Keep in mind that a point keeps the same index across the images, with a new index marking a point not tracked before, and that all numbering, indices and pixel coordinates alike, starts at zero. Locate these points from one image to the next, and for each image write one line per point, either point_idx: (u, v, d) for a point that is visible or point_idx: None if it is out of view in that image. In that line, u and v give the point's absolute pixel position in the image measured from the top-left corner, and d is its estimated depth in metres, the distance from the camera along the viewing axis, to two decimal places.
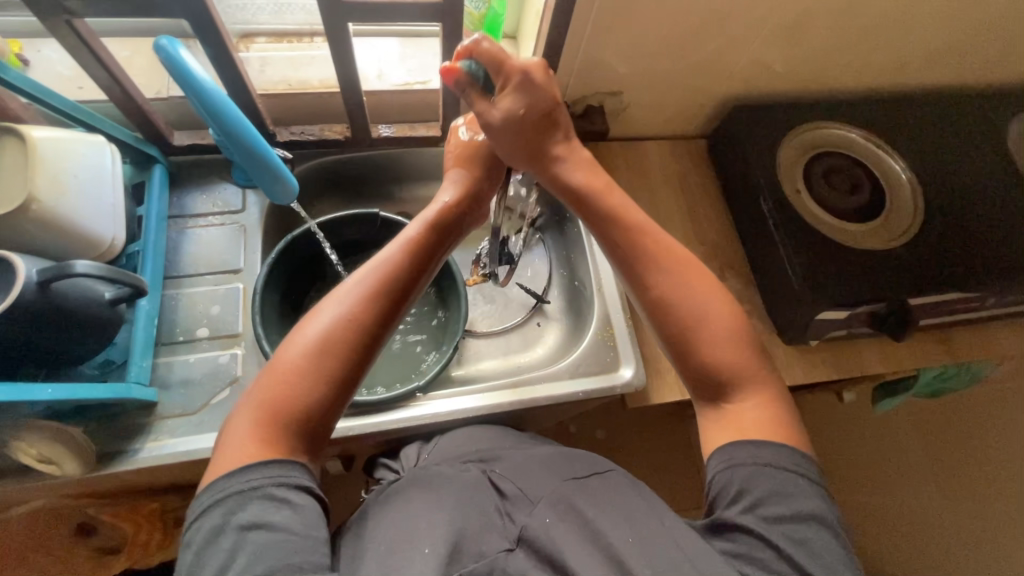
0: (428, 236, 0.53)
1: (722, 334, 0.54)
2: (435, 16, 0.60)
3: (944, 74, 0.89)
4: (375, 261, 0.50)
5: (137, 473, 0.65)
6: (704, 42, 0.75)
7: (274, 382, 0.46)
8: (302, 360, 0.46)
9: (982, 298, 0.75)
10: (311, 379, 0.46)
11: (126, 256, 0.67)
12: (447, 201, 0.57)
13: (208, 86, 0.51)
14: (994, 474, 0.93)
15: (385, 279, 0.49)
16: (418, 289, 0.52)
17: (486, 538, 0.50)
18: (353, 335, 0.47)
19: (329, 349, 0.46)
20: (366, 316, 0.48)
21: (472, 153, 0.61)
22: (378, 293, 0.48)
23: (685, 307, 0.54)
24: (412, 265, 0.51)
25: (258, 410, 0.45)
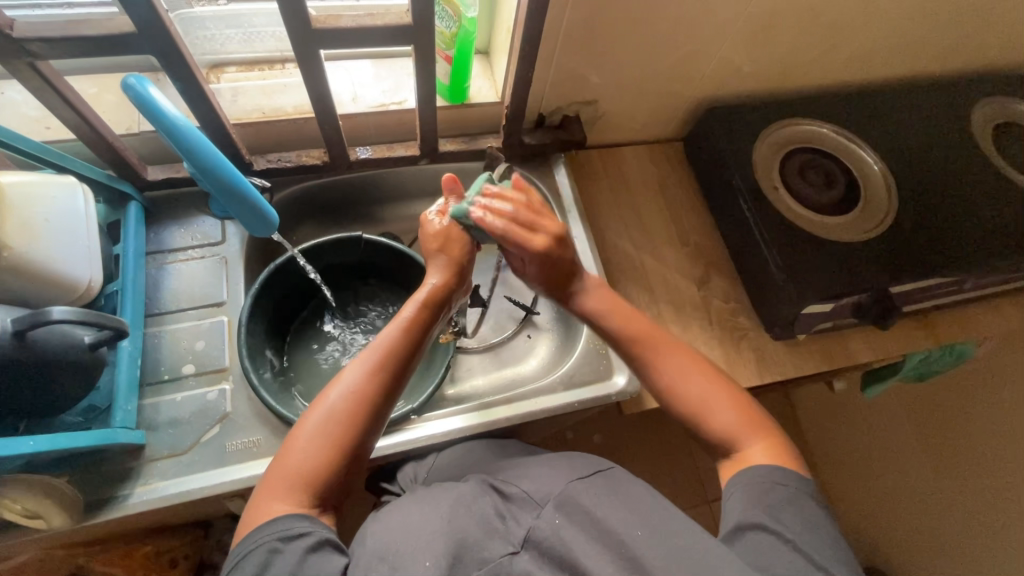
0: (423, 315, 0.57)
1: (719, 396, 0.59)
2: (407, 38, 0.59)
3: (907, 66, 0.91)
4: (375, 344, 0.55)
5: (129, 518, 0.63)
6: (675, 48, 0.77)
7: (295, 449, 0.50)
8: (313, 437, 0.50)
9: (960, 281, 0.77)
10: (321, 456, 0.50)
11: (104, 296, 0.65)
12: (435, 281, 0.59)
13: (179, 122, 0.50)
14: (986, 451, 0.95)
15: (386, 360, 0.54)
16: (416, 362, 0.57)
17: (490, 543, 0.48)
18: (359, 413, 0.51)
19: (338, 426, 0.50)
20: (372, 392, 0.52)
21: (451, 228, 0.60)
22: (383, 369, 0.53)
23: (682, 381, 0.60)
24: (410, 347, 0.55)
25: (273, 488, 0.49)
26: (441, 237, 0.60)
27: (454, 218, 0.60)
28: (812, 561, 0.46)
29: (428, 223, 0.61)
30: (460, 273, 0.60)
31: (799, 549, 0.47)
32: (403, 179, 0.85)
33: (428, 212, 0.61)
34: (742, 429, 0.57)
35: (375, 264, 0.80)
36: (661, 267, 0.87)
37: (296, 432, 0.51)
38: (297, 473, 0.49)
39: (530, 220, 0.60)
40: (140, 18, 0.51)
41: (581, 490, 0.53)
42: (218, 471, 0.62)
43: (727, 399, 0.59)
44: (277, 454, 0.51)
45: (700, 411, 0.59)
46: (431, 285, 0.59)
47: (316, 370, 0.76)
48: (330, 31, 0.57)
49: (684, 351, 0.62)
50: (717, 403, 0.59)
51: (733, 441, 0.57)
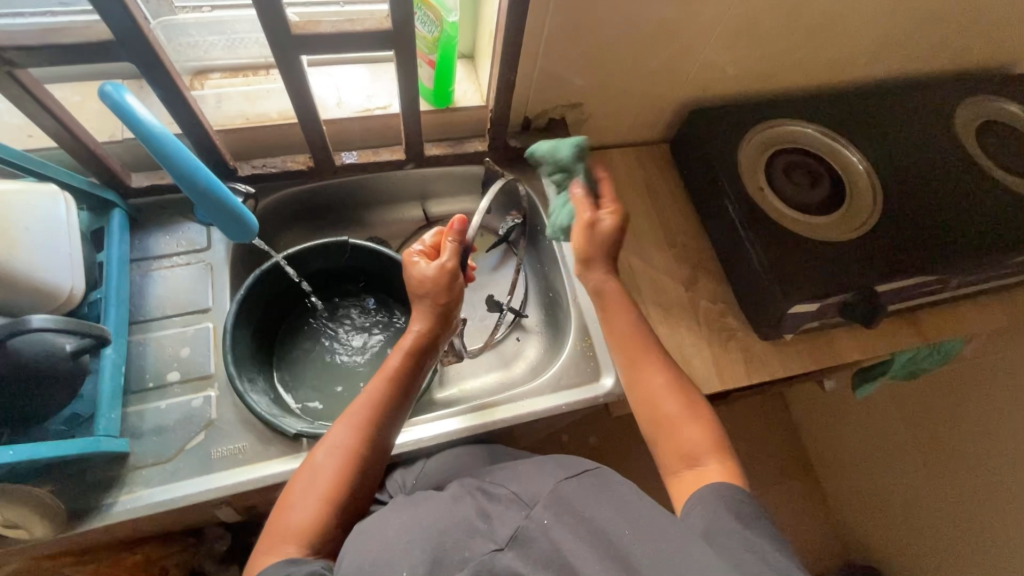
0: (409, 364, 0.59)
1: (689, 418, 0.61)
2: (388, 43, 0.60)
3: (888, 66, 0.92)
4: (365, 396, 0.57)
5: (113, 528, 0.63)
6: (658, 51, 0.77)
7: (290, 500, 0.52)
8: (306, 488, 0.52)
9: (944, 280, 0.77)
10: (316, 506, 0.51)
11: (88, 304, 0.65)
12: (419, 329, 0.60)
13: (156, 130, 0.50)
14: (976, 449, 0.95)
15: (374, 409, 0.56)
16: (403, 410, 0.58)
17: (471, 542, 0.49)
18: (349, 464, 0.53)
19: (332, 476, 0.53)
20: (361, 442, 0.54)
21: (436, 272, 0.59)
22: (371, 420, 0.55)
23: (659, 396, 0.63)
24: (397, 395, 0.58)
25: (268, 541, 0.49)
26: (421, 285, 0.60)
27: (441, 264, 0.60)
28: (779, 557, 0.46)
29: (413, 267, 0.61)
30: (442, 320, 0.61)
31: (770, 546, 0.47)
32: (390, 183, 0.85)
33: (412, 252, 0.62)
34: (705, 448, 0.59)
35: (363, 268, 0.81)
36: (648, 268, 0.87)
37: (291, 486, 0.53)
38: (292, 523, 0.50)
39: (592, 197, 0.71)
40: (117, 26, 0.51)
41: (566, 490, 0.53)
42: (203, 478, 0.61)
43: (698, 423, 0.61)
44: (273, 509, 0.52)
45: (672, 426, 0.61)
46: (415, 333, 0.60)
47: (303, 375, 0.76)
48: (309, 37, 0.57)
49: (666, 369, 0.65)
50: (687, 422, 0.61)
51: (695, 455, 0.58)
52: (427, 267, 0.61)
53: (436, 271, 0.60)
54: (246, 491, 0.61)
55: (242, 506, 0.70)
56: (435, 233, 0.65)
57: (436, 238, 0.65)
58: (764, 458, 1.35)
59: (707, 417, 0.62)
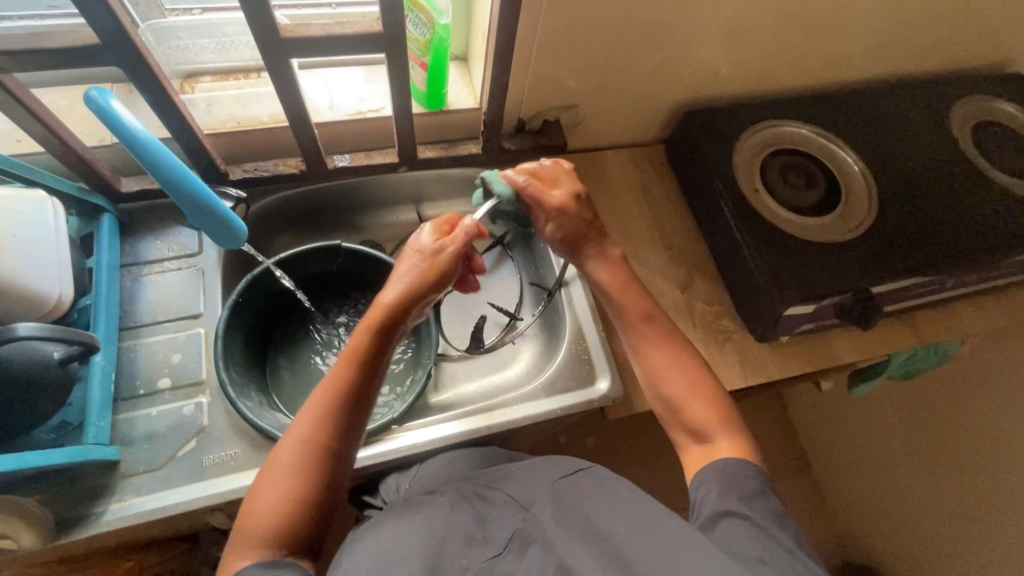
0: (374, 343, 0.55)
1: (695, 391, 0.60)
2: (380, 46, 0.59)
3: (883, 66, 0.92)
4: (324, 382, 0.54)
5: (104, 537, 0.62)
6: (652, 52, 0.77)
7: (258, 496, 0.50)
8: (274, 485, 0.50)
9: (941, 280, 0.77)
10: (282, 501, 0.49)
11: (77, 310, 0.64)
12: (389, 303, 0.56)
13: (141, 136, 0.49)
14: (973, 449, 0.95)
15: (337, 395, 0.53)
16: (371, 391, 0.55)
17: (470, 549, 0.49)
18: (316, 455, 0.51)
19: (296, 468, 0.51)
20: (327, 432, 0.52)
21: (433, 255, 0.59)
22: (335, 407, 0.53)
23: (662, 371, 0.62)
24: (359, 378, 0.54)
25: (238, 541, 0.48)
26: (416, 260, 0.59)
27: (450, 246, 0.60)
28: (781, 546, 0.47)
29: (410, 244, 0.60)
30: (417, 295, 0.57)
31: (771, 540, 0.47)
32: (383, 186, 0.85)
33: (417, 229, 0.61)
34: (713, 423, 0.58)
35: (356, 272, 0.80)
36: (644, 271, 0.87)
37: (259, 482, 0.52)
38: (259, 520, 0.48)
39: (537, 195, 0.67)
40: (103, 29, 0.50)
41: (560, 495, 0.53)
42: (194, 486, 0.61)
43: (705, 394, 0.60)
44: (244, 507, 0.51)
45: (679, 402, 0.60)
46: (381, 310, 0.56)
47: (296, 381, 0.76)
48: (297, 40, 0.56)
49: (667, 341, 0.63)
50: (693, 396, 0.60)
51: (704, 432, 0.58)
52: (428, 247, 0.60)
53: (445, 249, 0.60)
54: (239, 499, 0.61)
55: (235, 512, 0.70)
56: (449, 216, 0.63)
57: (449, 220, 0.63)
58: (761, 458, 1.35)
59: (713, 386, 0.61)
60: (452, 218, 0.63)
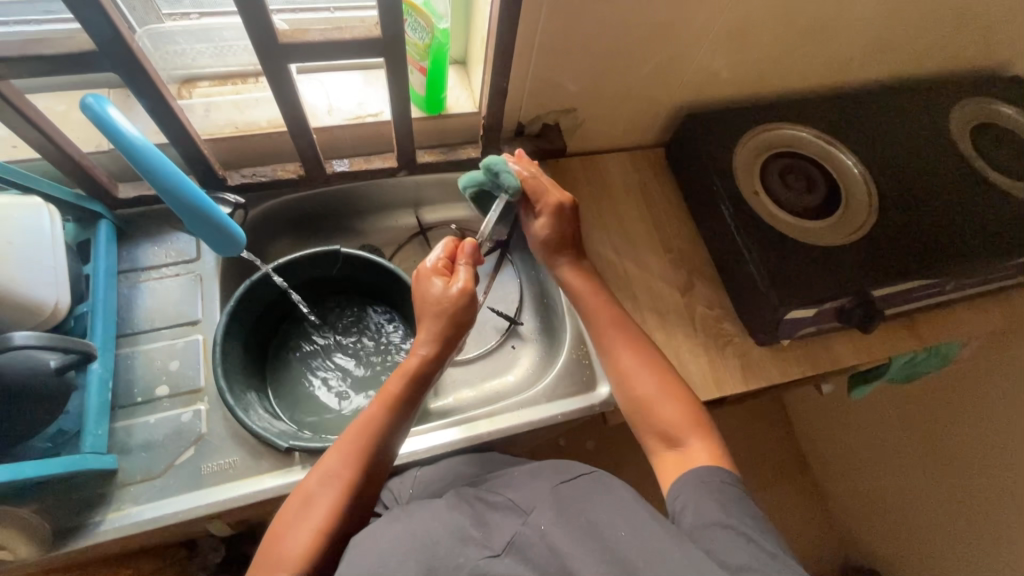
0: (409, 390, 0.58)
1: (665, 396, 0.61)
2: (378, 51, 0.59)
3: (882, 69, 0.92)
4: (359, 422, 0.56)
5: (102, 547, 0.62)
6: (651, 56, 0.77)
7: (280, 529, 0.51)
8: (299, 519, 0.51)
9: (942, 282, 0.77)
10: (309, 538, 0.50)
11: (74, 317, 0.64)
12: (425, 353, 0.59)
13: (138, 142, 0.49)
14: (976, 450, 0.94)
15: (370, 437, 0.55)
16: (399, 437, 0.58)
17: (465, 549, 0.48)
18: (343, 495, 0.52)
19: (326, 507, 0.51)
20: (356, 472, 0.54)
21: (454, 297, 0.60)
22: (367, 448, 0.55)
23: (633, 378, 0.63)
24: (394, 422, 0.57)
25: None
26: (436, 302, 0.60)
27: (457, 285, 0.60)
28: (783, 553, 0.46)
29: (430, 286, 0.60)
30: (451, 343, 0.60)
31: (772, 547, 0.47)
32: (382, 191, 0.84)
33: (425, 265, 0.62)
34: (684, 427, 0.59)
35: (355, 278, 0.80)
36: (644, 275, 0.86)
37: (281, 514, 0.52)
38: (285, 557, 0.49)
39: (540, 189, 0.71)
40: (99, 36, 0.50)
41: (561, 499, 0.53)
42: (193, 495, 0.60)
43: (678, 403, 0.61)
44: (262, 538, 0.51)
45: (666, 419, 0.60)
46: (420, 357, 0.59)
47: (296, 387, 0.75)
48: (296, 45, 0.56)
49: (638, 348, 0.65)
50: (664, 402, 0.61)
51: (678, 436, 0.58)
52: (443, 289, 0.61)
53: (460, 293, 0.60)
54: (238, 506, 0.60)
55: (234, 520, 0.69)
56: (445, 246, 0.64)
57: (446, 251, 0.64)
58: (762, 460, 1.35)
59: (684, 392, 0.62)
60: (448, 247, 0.64)
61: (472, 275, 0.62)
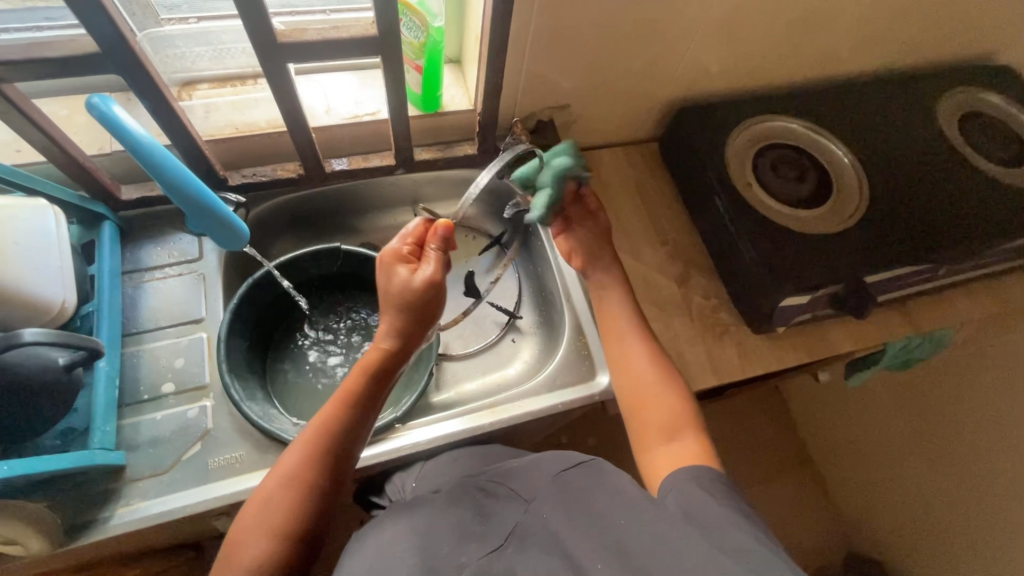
0: (368, 386, 0.58)
1: (664, 394, 0.63)
2: (374, 49, 0.60)
3: (869, 61, 0.93)
4: (316, 421, 0.56)
5: (110, 543, 0.63)
6: (642, 51, 0.78)
7: (238, 533, 0.51)
8: (257, 523, 0.51)
9: (934, 268, 0.78)
10: (266, 540, 0.50)
11: (80, 317, 0.65)
12: (384, 346, 0.59)
13: (143, 140, 0.50)
14: (977, 435, 0.95)
15: (329, 435, 0.55)
16: (363, 433, 0.58)
17: (465, 550, 0.50)
18: (302, 495, 0.53)
19: (282, 508, 0.52)
20: (313, 472, 0.54)
21: (408, 288, 0.58)
22: (323, 447, 0.55)
23: (636, 367, 0.66)
24: (353, 418, 0.57)
25: None
26: (400, 295, 0.58)
27: (421, 275, 0.58)
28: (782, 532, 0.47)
29: (395, 276, 0.59)
30: (411, 336, 0.60)
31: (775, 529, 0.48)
32: (380, 188, 0.85)
33: (390, 246, 0.61)
34: (680, 422, 0.60)
35: (356, 275, 0.81)
36: (641, 267, 0.88)
37: (241, 518, 0.52)
38: (244, 558, 0.49)
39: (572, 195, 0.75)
40: (102, 38, 0.51)
41: (562, 487, 0.54)
42: (201, 489, 0.61)
43: (671, 397, 0.63)
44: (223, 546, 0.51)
45: (668, 408, 0.62)
46: (380, 351, 0.59)
47: (298, 383, 0.76)
48: (295, 44, 0.57)
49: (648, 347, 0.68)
50: (661, 399, 0.62)
51: (673, 429, 0.60)
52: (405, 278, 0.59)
53: (422, 284, 0.58)
54: (244, 500, 0.61)
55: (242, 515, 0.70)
56: (417, 227, 0.62)
57: (416, 234, 0.62)
58: (761, 452, 1.36)
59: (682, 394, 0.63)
60: (418, 229, 0.62)
61: (442, 260, 0.60)
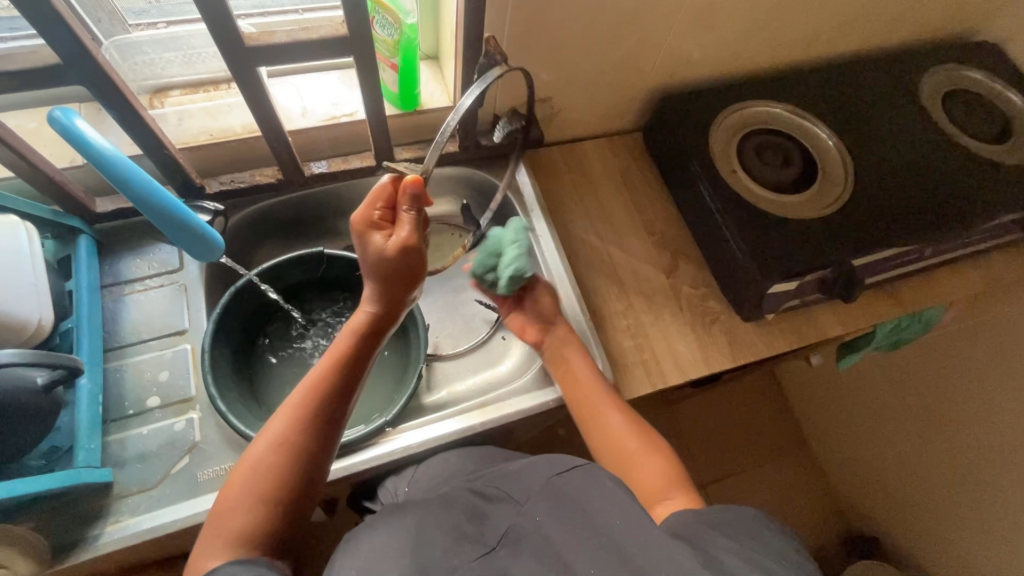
0: (358, 349, 0.56)
1: (648, 454, 0.64)
2: (346, 48, 0.59)
3: (851, 41, 0.93)
4: (304, 383, 0.54)
5: (103, 561, 0.62)
6: (621, 40, 0.77)
7: (227, 500, 0.50)
8: (245, 492, 0.50)
9: (921, 249, 0.78)
10: (254, 508, 0.50)
11: (59, 334, 0.64)
12: (371, 312, 0.56)
13: (109, 154, 0.50)
14: (971, 412, 0.95)
15: (317, 399, 0.54)
16: (352, 395, 0.56)
17: (459, 550, 0.49)
18: (291, 460, 0.52)
19: (271, 475, 0.51)
20: (302, 437, 0.52)
21: (388, 254, 0.53)
22: (313, 410, 0.53)
23: (617, 435, 0.66)
24: (342, 382, 0.55)
25: (203, 548, 0.48)
26: (377, 265, 0.53)
27: (397, 240, 0.52)
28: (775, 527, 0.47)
29: (369, 245, 0.53)
30: (399, 300, 0.57)
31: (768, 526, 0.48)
32: (364, 190, 0.84)
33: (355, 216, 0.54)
34: (667, 479, 0.61)
35: (342, 278, 0.80)
36: (628, 258, 0.87)
37: (229, 485, 0.51)
38: (233, 525, 0.49)
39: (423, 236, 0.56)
40: (62, 47, 0.50)
41: (554, 488, 0.54)
42: (190, 502, 0.60)
43: (656, 458, 0.64)
44: (211, 513, 0.51)
45: (656, 469, 0.62)
46: (366, 315, 0.57)
47: (285, 390, 0.76)
48: (264, 48, 0.56)
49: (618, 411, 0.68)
50: (645, 460, 0.64)
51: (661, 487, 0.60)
52: (382, 245, 0.53)
53: (397, 251, 0.52)
54: None
55: None
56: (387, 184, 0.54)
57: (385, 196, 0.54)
58: (757, 436, 1.37)
59: (666, 454, 0.65)
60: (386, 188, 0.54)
61: (417, 221, 0.53)
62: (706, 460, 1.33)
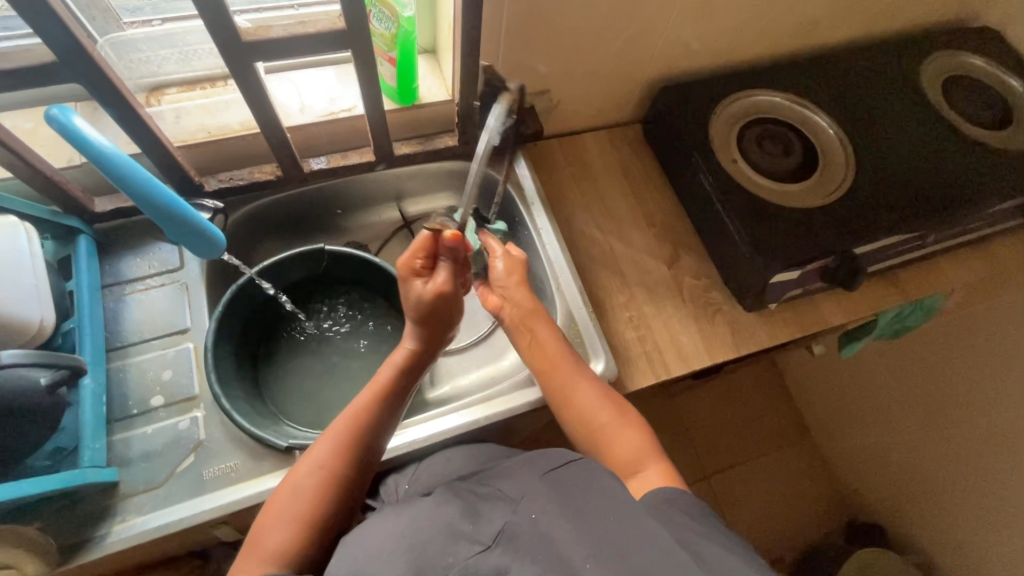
0: (399, 381, 0.60)
1: (626, 429, 0.63)
2: (344, 42, 0.58)
3: (851, 28, 0.92)
4: (349, 410, 0.58)
5: (109, 560, 0.62)
6: (619, 32, 0.76)
7: (266, 519, 0.53)
8: (284, 513, 0.53)
9: (922, 237, 0.78)
10: (293, 528, 0.53)
11: (61, 334, 0.64)
12: (412, 348, 0.61)
13: (108, 150, 0.50)
14: (973, 398, 0.95)
15: (359, 427, 0.57)
16: (390, 425, 0.60)
17: (455, 548, 0.49)
18: (330, 485, 0.55)
19: (311, 498, 0.54)
20: (342, 464, 0.56)
21: (428, 298, 0.59)
22: (354, 439, 0.57)
23: (593, 407, 0.65)
24: (383, 413, 0.59)
25: (243, 563, 0.51)
26: (416, 308, 0.59)
27: (435, 288, 0.59)
28: None
29: (409, 291, 0.59)
30: (437, 337, 0.62)
31: None
32: (363, 186, 0.84)
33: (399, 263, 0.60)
34: (645, 454, 0.61)
35: (343, 275, 0.80)
36: (630, 250, 0.87)
37: (271, 503, 0.55)
38: (272, 542, 0.52)
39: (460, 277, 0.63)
40: (57, 45, 0.49)
41: (549, 485, 0.53)
42: (196, 500, 0.61)
43: (635, 433, 0.63)
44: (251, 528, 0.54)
45: (634, 444, 0.62)
46: (408, 350, 0.61)
47: (289, 387, 0.76)
48: (260, 43, 0.55)
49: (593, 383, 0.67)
50: (621, 433, 0.63)
51: (638, 462, 0.60)
52: (423, 290, 0.59)
53: (435, 296, 0.59)
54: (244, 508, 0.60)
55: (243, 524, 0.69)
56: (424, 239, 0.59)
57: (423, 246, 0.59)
58: (760, 425, 1.37)
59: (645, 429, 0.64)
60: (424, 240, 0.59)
61: (451, 269, 0.60)
62: (709, 451, 1.33)
